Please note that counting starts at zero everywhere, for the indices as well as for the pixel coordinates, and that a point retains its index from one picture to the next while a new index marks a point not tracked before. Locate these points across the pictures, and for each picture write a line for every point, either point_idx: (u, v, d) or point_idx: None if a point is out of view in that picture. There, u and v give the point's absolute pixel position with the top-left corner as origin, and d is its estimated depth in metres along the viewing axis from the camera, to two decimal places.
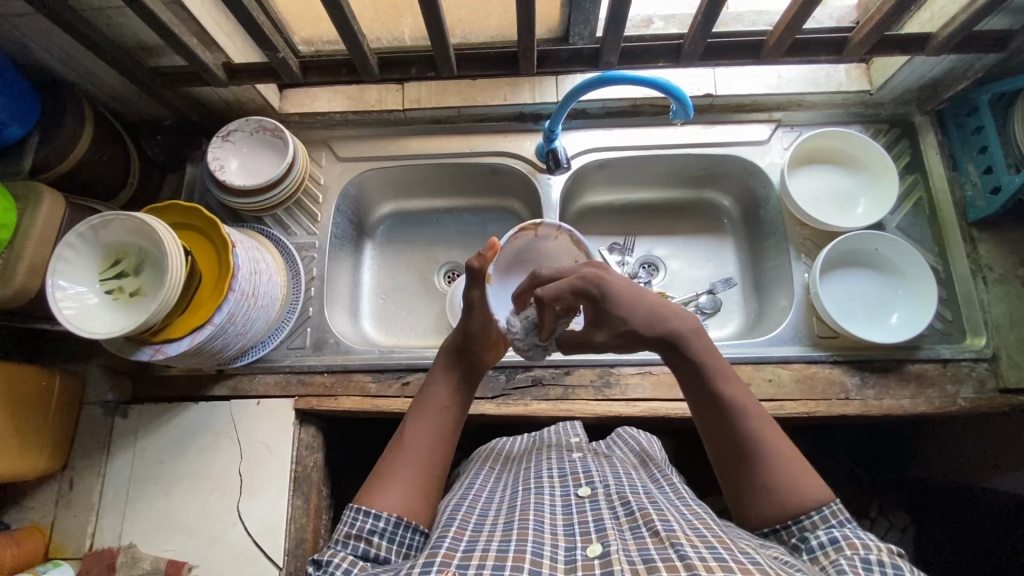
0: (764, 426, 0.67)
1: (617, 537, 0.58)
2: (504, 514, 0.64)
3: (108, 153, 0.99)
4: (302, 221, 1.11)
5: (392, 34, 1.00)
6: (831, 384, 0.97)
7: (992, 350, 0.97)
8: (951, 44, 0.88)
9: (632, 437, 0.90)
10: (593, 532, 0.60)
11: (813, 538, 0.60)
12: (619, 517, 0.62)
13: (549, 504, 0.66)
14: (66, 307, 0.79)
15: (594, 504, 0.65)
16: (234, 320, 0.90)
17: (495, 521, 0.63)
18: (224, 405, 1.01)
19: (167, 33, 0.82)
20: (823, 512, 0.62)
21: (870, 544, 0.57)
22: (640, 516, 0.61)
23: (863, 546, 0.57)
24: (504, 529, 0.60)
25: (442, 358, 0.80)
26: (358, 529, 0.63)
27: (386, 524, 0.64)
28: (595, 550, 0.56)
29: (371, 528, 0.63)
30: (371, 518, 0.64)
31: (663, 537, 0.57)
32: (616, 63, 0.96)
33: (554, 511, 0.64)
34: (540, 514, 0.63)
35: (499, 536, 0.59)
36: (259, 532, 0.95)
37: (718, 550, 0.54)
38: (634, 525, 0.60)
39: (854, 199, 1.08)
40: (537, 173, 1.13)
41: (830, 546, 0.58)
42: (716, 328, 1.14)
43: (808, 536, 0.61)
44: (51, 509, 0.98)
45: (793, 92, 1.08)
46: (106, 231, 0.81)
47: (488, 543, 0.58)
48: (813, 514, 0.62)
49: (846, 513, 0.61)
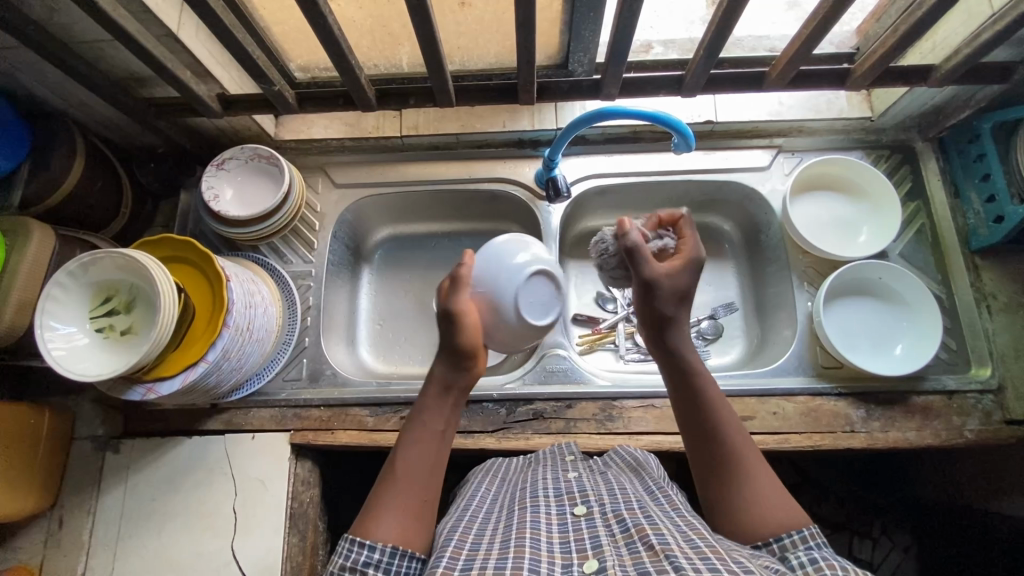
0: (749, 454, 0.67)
1: (613, 554, 0.56)
2: (499, 535, 0.62)
3: (99, 183, 0.97)
4: (298, 249, 1.10)
5: (390, 62, 0.99)
6: (836, 417, 0.96)
7: (997, 381, 0.96)
8: (954, 76, 0.87)
9: (629, 452, 0.86)
10: (589, 547, 0.58)
11: (793, 557, 0.56)
12: (614, 534, 0.60)
13: (545, 522, 0.63)
14: (56, 348, 0.77)
15: (589, 522, 0.63)
16: (228, 355, 0.88)
17: (491, 542, 0.61)
18: (218, 440, 0.98)
19: (161, 68, 0.81)
20: (803, 533, 0.59)
21: (848, 567, 0.53)
22: (635, 532, 0.58)
23: (843, 568, 0.53)
24: (501, 548, 0.58)
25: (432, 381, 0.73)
26: (353, 561, 0.59)
27: (381, 554, 0.60)
28: (593, 565, 0.55)
29: (366, 559, 0.59)
30: (366, 550, 0.60)
31: (658, 550, 0.54)
32: (617, 94, 0.95)
33: (550, 529, 0.62)
34: (536, 532, 0.61)
35: (496, 553, 0.58)
36: (254, 571, 0.92)
37: (712, 561, 0.52)
38: (630, 540, 0.57)
39: (855, 227, 1.07)
40: (536, 201, 1.12)
41: (808, 565, 0.54)
42: (718, 355, 1.13)
43: (788, 553, 0.58)
44: (40, 549, 0.96)
45: (794, 119, 1.07)
46: (97, 269, 0.79)
47: (485, 560, 0.57)
48: (794, 534, 0.59)
49: (823, 537, 0.59)
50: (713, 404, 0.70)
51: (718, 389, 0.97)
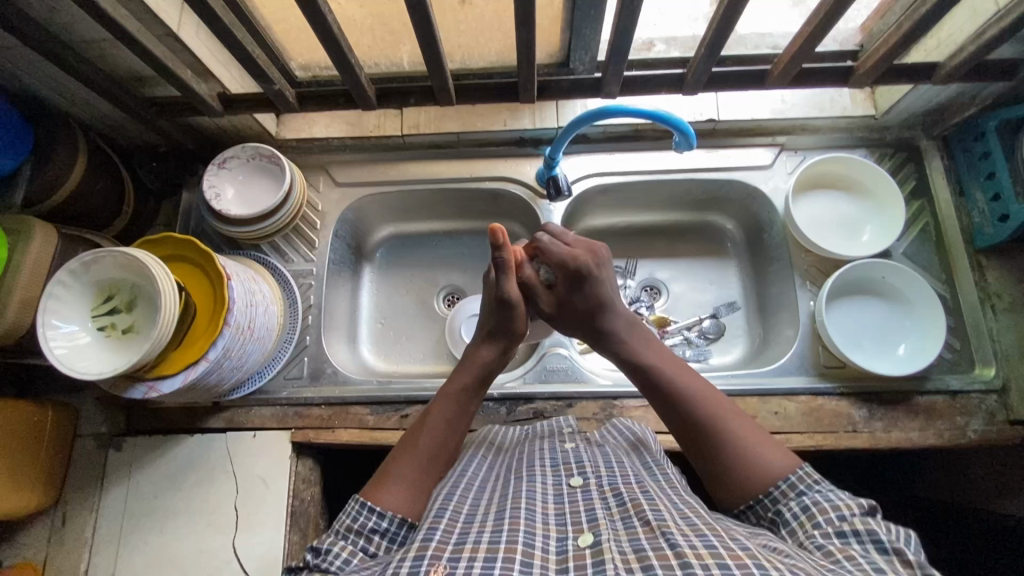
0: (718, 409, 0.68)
1: (608, 527, 0.56)
2: (495, 504, 0.61)
3: (101, 182, 0.98)
4: (300, 248, 1.10)
5: (390, 60, 0.99)
6: (838, 417, 0.95)
7: (1001, 381, 0.95)
8: (959, 73, 0.86)
9: (626, 427, 0.84)
10: (585, 521, 0.57)
11: (786, 511, 0.59)
12: (610, 507, 0.60)
13: (541, 493, 0.63)
14: (57, 346, 0.77)
15: (586, 493, 0.62)
16: (229, 354, 0.88)
17: (486, 511, 0.60)
18: (220, 438, 0.99)
19: (161, 67, 0.81)
20: (791, 479, 0.61)
21: (840, 506, 0.57)
22: (632, 507, 0.59)
23: (835, 509, 0.57)
24: (495, 520, 0.57)
25: (474, 361, 0.77)
26: (360, 525, 0.61)
27: (389, 524, 0.62)
28: (587, 539, 0.54)
29: (374, 526, 0.61)
30: (374, 516, 0.61)
31: (653, 527, 0.54)
32: (619, 92, 0.94)
33: (546, 500, 0.62)
34: (531, 502, 0.60)
35: (491, 525, 0.56)
36: (255, 568, 0.93)
37: (708, 538, 0.52)
38: (626, 516, 0.57)
39: (859, 226, 1.07)
40: (537, 199, 1.11)
41: (803, 515, 0.58)
42: (720, 354, 1.13)
43: (780, 506, 0.60)
44: (44, 545, 0.96)
45: (797, 117, 1.06)
46: (99, 268, 0.79)
47: (480, 534, 0.55)
48: (781, 483, 0.61)
49: (815, 474, 0.61)
50: (677, 381, 0.71)
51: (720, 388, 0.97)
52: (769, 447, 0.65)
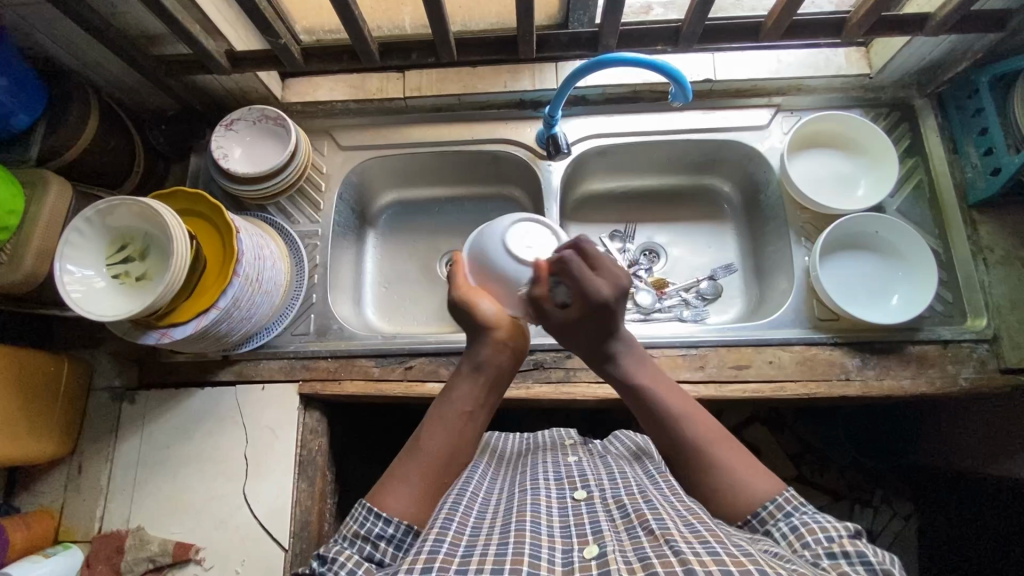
0: (720, 441, 0.70)
1: (613, 538, 0.57)
2: (501, 517, 0.63)
3: (112, 141, 1.00)
4: (304, 209, 1.12)
5: (392, 23, 1.01)
6: (831, 365, 0.97)
7: (992, 331, 0.97)
8: (950, 24, 0.88)
9: (628, 435, 0.89)
10: (589, 533, 0.58)
11: (774, 530, 0.61)
12: (615, 519, 0.61)
13: (546, 506, 0.64)
14: (73, 289, 0.80)
15: (590, 506, 0.64)
16: (238, 303, 0.91)
17: (492, 525, 0.62)
18: (230, 391, 1.02)
19: (172, 21, 0.83)
20: (777, 502, 0.63)
21: (827, 527, 0.58)
22: (635, 517, 0.60)
23: (822, 530, 0.58)
24: (501, 533, 0.59)
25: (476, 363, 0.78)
26: (366, 531, 0.63)
27: (395, 530, 0.63)
28: (593, 551, 0.55)
29: (380, 532, 0.63)
30: (380, 522, 0.63)
31: (657, 535, 0.56)
32: (616, 46, 0.96)
33: (551, 513, 0.63)
34: (537, 515, 0.61)
35: (497, 538, 0.58)
36: (266, 514, 0.96)
37: (712, 545, 0.53)
38: (630, 525, 0.59)
39: (854, 182, 1.09)
40: (537, 160, 1.13)
41: (791, 534, 0.59)
42: (717, 313, 1.15)
43: (767, 526, 0.62)
44: (60, 493, 1.00)
45: (792, 77, 1.08)
46: (115, 217, 0.83)
47: (487, 546, 0.57)
48: (767, 505, 0.63)
49: (799, 498, 0.63)
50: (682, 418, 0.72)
51: (714, 339, 0.99)
52: (758, 472, 0.67)
